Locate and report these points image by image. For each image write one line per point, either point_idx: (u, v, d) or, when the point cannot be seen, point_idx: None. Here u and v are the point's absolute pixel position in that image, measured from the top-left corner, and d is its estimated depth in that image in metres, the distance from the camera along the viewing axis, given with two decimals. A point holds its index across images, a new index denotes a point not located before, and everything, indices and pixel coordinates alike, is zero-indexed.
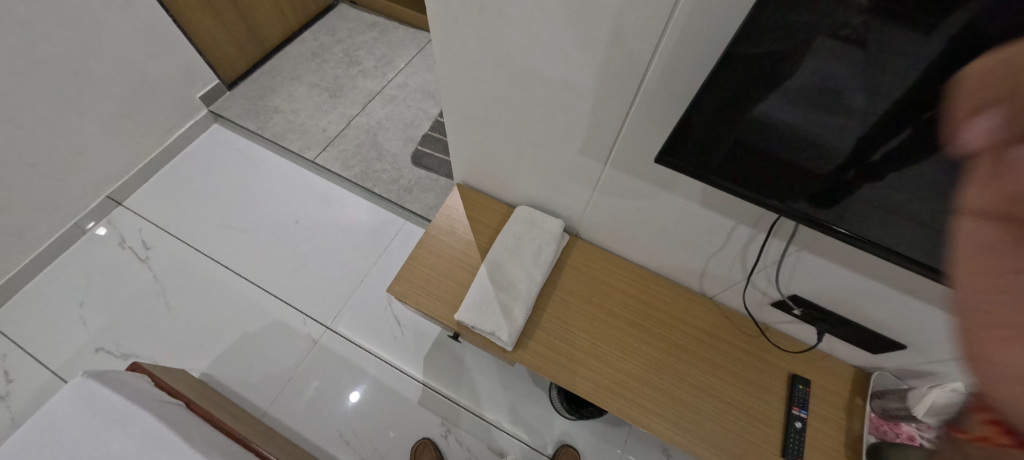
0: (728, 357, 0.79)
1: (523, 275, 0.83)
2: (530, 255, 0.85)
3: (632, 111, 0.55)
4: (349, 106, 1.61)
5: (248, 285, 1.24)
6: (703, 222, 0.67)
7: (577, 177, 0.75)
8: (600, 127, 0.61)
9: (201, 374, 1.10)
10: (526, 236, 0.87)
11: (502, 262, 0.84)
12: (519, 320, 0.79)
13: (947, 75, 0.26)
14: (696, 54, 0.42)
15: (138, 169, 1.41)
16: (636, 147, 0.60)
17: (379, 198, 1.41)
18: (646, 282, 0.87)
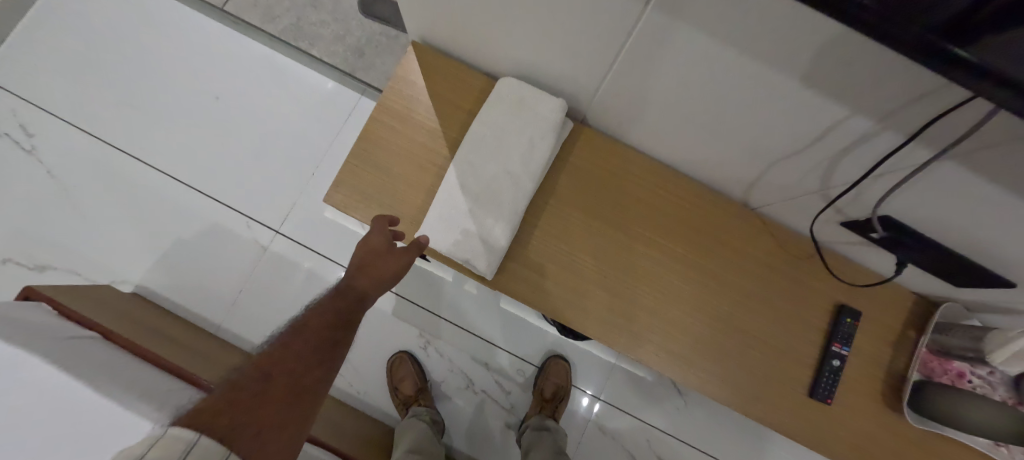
0: (764, 283, 0.63)
1: (506, 182, 0.60)
2: (517, 153, 0.61)
3: None
4: None
5: (171, 182, 1.00)
6: (790, 112, 0.41)
7: (590, 33, 0.46)
8: None
9: (139, 287, 0.95)
10: (511, 126, 0.61)
11: (477, 165, 0.61)
12: (501, 242, 0.60)
13: None
14: None
15: None
16: None
17: (322, 64, 1.06)
18: (673, 189, 0.65)
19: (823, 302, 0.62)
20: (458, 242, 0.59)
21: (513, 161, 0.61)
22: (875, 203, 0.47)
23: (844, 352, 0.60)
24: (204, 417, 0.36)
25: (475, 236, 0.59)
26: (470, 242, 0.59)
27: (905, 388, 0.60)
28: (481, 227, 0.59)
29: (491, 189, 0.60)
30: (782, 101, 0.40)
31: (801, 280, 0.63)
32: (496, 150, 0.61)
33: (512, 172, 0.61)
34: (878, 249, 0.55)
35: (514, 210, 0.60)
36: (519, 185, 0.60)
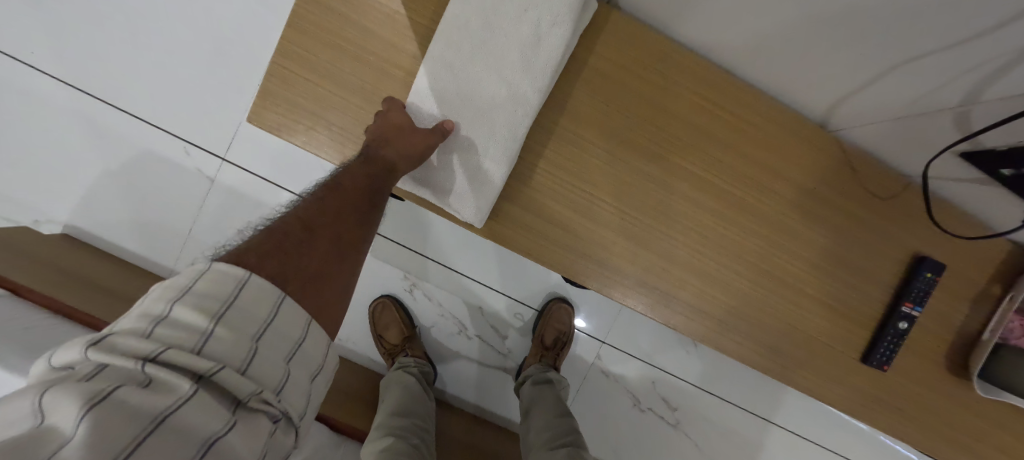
0: (828, 229, 0.50)
1: (502, 98, 0.44)
2: (518, 51, 0.43)
3: None
4: None
5: (75, 95, 0.79)
6: None
7: None
8: None
9: (73, 228, 0.82)
10: (506, 9, 0.42)
11: (459, 73, 0.43)
12: (494, 179, 0.45)
13: None
14: None
15: None
16: None
17: None
18: (727, 103, 0.48)
19: (897, 253, 0.50)
20: (437, 178, 0.46)
21: (510, 66, 0.43)
22: None
23: (916, 312, 0.49)
24: (253, 255, 0.33)
25: (459, 173, 0.45)
26: (453, 182, 0.45)
27: (977, 355, 0.50)
28: (465, 162, 0.45)
29: (480, 107, 0.44)
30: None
31: (875, 225, 0.50)
32: (488, 50, 0.43)
33: (510, 81, 0.43)
34: (1002, 190, 0.41)
35: (512, 139, 0.44)
36: (518, 101, 0.44)
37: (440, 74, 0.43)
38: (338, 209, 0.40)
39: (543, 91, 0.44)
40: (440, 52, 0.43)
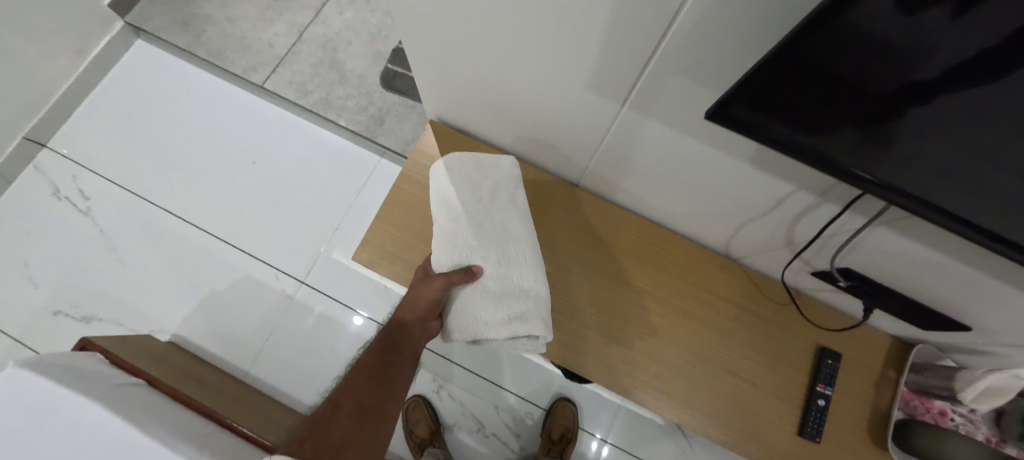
0: (749, 328, 0.69)
1: (507, 233, 0.63)
2: (506, 201, 0.65)
3: (670, 37, 0.36)
4: (300, 11, 1.35)
5: (206, 237, 1.10)
6: (750, 185, 0.50)
7: (585, 126, 0.57)
8: (621, 55, 0.41)
9: (173, 337, 1.03)
10: (478, 189, 0.64)
11: (467, 234, 0.61)
12: (540, 291, 0.61)
13: None
14: None
15: (48, 108, 1.20)
16: (679, 91, 0.42)
17: (345, 130, 1.21)
18: (663, 242, 0.73)
19: (805, 344, 0.68)
20: (494, 303, 0.59)
21: (500, 216, 0.63)
22: (832, 257, 0.55)
23: (828, 391, 0.64)
24: (292, 447, 0.49)
25: (506, 298, 0.60)
26: (511, 303, 0.60)
27: (888, 427, 0.64)
28: (511, 290, 0.60)
29: (496, 245, 0.61)
30: (741, 179, 0.50)
31: (787, 323, 0.69)
32: (478, 211, 0.62)
33: (504, 223, 0.63)
34: (846, 294, 0.62)
35: (530, 258, 0.62)
36: (522, 235, 0.63)
37: (449, 246, 0.60)
38: (357, 386, 0.57)
39: (529, 224, 0.65)
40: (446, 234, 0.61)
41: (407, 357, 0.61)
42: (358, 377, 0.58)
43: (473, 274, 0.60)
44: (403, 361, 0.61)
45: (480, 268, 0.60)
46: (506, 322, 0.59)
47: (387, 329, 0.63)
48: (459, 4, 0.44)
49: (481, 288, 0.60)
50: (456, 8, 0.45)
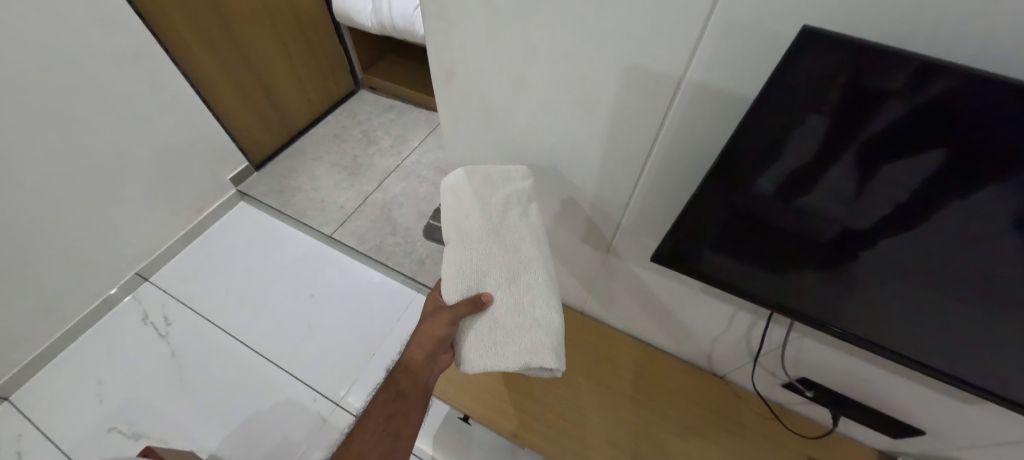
0: (726, 433, 0.90)
1: (517, 254, 0.69)
2: (516, 221, 0.71)
3: (645, 170, 0.69)
4: (365, 182, 1.87)
5: (263, 362, 1.30)
6: (710, 309, 0.79)
7: (594, 235, 0.89)
8: (617, 180, 0.74)
9: (209, 456, 1.14)
10: (488, 213, 0.70)
11: (476, 258, 0.68)
12: (547, 317, 0.66)
13: (908, 199, 0.45)
14: (705, 124, 0.57)
15: (163, 249, 1.69)
16: (657, 198, 0.73)
17: (391, 269, 1.52)
18: (654, 361, 1.02)
19: (779, 449, 0.86)
20: (503, 333, 0.66)
21: (512, 237, 0.70)
22: (789, 366, 0.79)
23: None
24: None
25: (515, 329, 0.66)
26: (523, 328, 0.66)
27: None
28: (523, 319, 0.66)
29: (507, 266, 0.68)
30: (702, 305, 0.80)
31: (762, 432, 0.89)
32: (489, 234, 0.69)
33: (514, 242, 0.70)
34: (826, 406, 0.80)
35: (541, 281, 0.68)
36: (531, 259, 0.69)
37: (459, 275, 0.67)
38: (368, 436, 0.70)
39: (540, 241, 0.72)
40: (458, 258, 0.68)
41: (412, 405, 0.73)
42: (370, 427, 0.71)
43: (484, 302, 0.67)
44: (409, 408, 0.73)
45: (491, 295, 0.67)
46: (521, 346, 0.65)
47: (395, 378, 0.75)
48: (528, 157, 0.81)
49: (488, 318, 0.67)
50: (527, 160, 0.82)
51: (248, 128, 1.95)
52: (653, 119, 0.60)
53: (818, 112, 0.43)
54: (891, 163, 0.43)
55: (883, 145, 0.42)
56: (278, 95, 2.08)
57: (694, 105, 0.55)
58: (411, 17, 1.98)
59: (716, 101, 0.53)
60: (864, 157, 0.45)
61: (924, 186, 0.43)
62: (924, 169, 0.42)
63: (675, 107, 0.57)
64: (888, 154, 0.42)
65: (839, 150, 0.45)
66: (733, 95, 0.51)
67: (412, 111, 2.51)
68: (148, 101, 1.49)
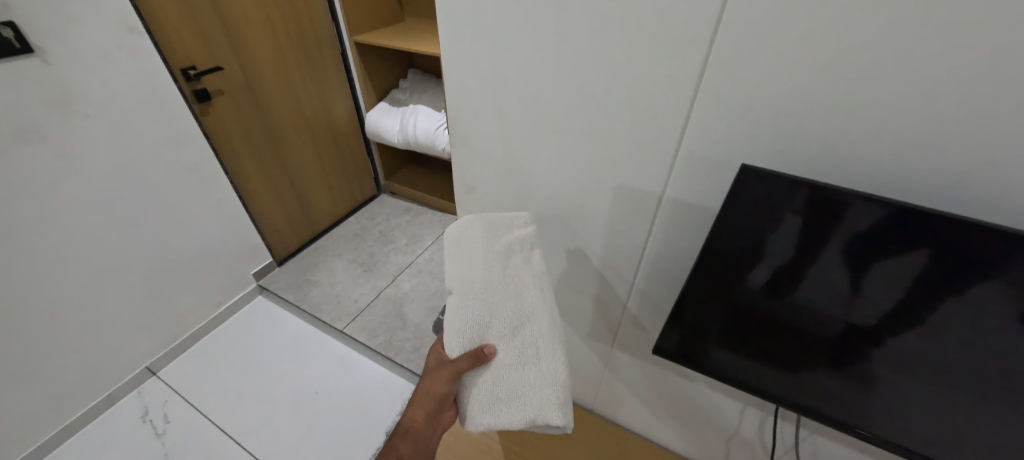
0: None
1: (521, 304, 0.78)
2: (515, 270, 0.80)
3: (645, 258, 0.86)
4: (379, 277, 2.22)
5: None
6: (726, 406, 0.96)
7: (605, 315, 1.03)
8: (620, 266, 0.91)
9: None
10: (490, 266, 0.77)
11: (479, 309, 0.75)
12: (549, 368, 0.74)
13: (864, 291, 0.63)
14: (690, 221, 0.76)
15: (178, 342, 1.84)
16: (658, 281, 0.89)
17: (397, 365, 1.74)
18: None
19: None
20: (510, 387, 0.74)
21: (514, 286, 0.78)
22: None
23: None
24: None
25: (522, 385, 0.74)
26: (528, 379, 0.74)
27: None
28: (530, 373, 0.74)
29: (511, 315, 0.76)
30: (719, 401, 0.98)
31: None
32: (490, 284, 0.76)
33: (517, 291, 0.78)
34: None
35: (544, 334, 0.77)
36: (532, 312, 0.78)
37: (462, 329, 0.74)
38: None
39: (541, 289, 0.80)
40: (460, 311, 0.75)
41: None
42: None
43: (486, 354, 0.74)
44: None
45: (493, 347, 0.75)
46: (528, 397, 0.73)
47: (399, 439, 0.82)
48: (550, 248, 0.99)
49: (495, 372, 0.74)
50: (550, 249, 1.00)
51: (277, 228, 2.24)
52: (644, 219, 0.80)
53: (793, 219, 0.63)
54: (848, 261, 0.62)
55: (840, 248, 0.61)
56: (310, 202, 2.41)
57: (677, 208, 0.75)
58: (434, 136, 2.30)
59: (693, 204, 0.73)
60: (826, 258, 0.64)
61: (874, 282, 0.62)
62: (877, 268, 0.60)
63: (662, 209, 0.77)
64: (857, 253, 0.61)
65: (809, 251, 0.65)
66: (708, 204, 0.71)
67: (427, 213, 2.76)
68: (198, 209, 1.79)
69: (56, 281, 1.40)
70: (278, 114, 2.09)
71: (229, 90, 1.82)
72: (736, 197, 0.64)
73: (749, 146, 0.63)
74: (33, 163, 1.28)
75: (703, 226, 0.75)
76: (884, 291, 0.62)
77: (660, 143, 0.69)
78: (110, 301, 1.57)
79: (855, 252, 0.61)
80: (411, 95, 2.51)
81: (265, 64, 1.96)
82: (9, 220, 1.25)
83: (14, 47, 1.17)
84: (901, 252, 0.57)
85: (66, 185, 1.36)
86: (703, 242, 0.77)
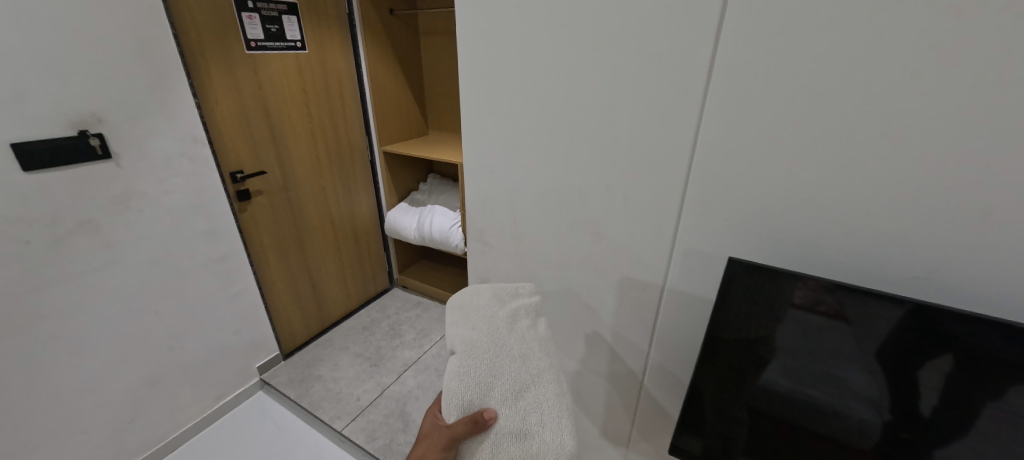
0: None
1: (526, 368, 0.79)
2: (516, 335, 0.84)
3: (658, 327, 1.06)
4: (385, 374, 2.18)
5: None
6: None
7: (627, 382, 1.17)
8: (636, 334, 1.10)
9: None
10: (495, 332, 0.82)
11: (480, 370, 0.76)
12: (552, 434, 0.73)
13: (865, 371, 0.73)
14: (693, 294, 0.98)
15: (167, 440, 1.75)
16: (671, 350, 1.06)
17: None
18: None
19: None
20: (509, 452, 0.72)
21: (521, 348, 0.82)
22: None
23: None
24: None
25: (522, 450, 0.72)
26: (529, 449, 0.72)
27: None
28: (531, 439, 0.73)
29: (514, 377, 0.77)
30: None
31: None
32: (494, 346, 0.80)
33: (522, 355, 0.81)
34: None
35: (549, 398, 0.77)
36: (535, 373, 0.79)
37: (462, 390, 0.74)
38: None
39: (546, 355, 0.84)
40: (459, 372, 0.76)
41: None
42: None
43: (485, 419, 0.73)
44: None
45: (493, 411, 0.74)
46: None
47: None
48: (576, 319, 1.20)
49: (494, 437, 0.73)
50: (577, 321, 1.20)
51: (289, 319, 2.27)
52: (654, 293, 1.03)
53: (792, 307, 0.76)
54: (846, 343, 0.73)
55: (837, 333, 0.73)
56: (326, 294, 2.49)
57: (683, 284, 0.99)
58: (449, 234, 2.45)
59: (697, 281, 0.97)
60: (827, 342, 0.75)
61: (872, 362, 0.72)
62: (872, 351, 0.71)
63: (669, 284, 1.00)
64: (851, 337, 0.72)
65: (811, 334, 0.76)
66: (709, 281, 0.95)
67: (436, 306, 2.80)
68: (218, 300, 1.86)
69: (66, 367, 1.42)
70: (306, 213, 2.27)
71: (268, 191, 2.04)
72: (738, 286, 0.79)
73: (729, 236, 0.89)
74: (82, 251, 1.41)
75: (702, 310, 0.98)
76: (882, 372, 0.71)
77: (662, 233, 0.96)
78: (112, 391, 1.56)
79: (883, 351, 0.70)
80: (430, 196, 2.75)
81: (302, 170, 2.20)
82: (40, 310, 1.34)
83: (94, 154, 1.38)
84: (931, 357, 0.67)
85: (105, 274, 1.47)
86: (705, 323, 0.99)
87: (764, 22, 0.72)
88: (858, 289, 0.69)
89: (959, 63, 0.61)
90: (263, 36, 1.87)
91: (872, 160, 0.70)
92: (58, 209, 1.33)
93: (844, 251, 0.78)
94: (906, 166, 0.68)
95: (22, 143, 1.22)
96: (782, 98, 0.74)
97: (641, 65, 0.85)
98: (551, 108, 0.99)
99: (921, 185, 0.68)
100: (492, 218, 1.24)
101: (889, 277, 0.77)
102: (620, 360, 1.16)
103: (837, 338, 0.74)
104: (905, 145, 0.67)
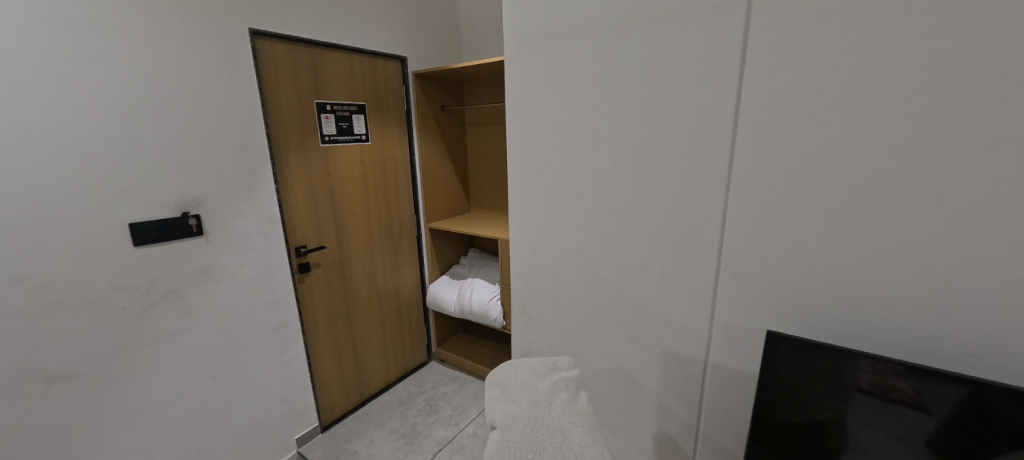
0: None
1: (568, 442, 0.77)
2: (557, 408, 0.85)
3: (705, 407, 1.01)
4: (418, 454, 2.10)
5: None
6: None
7: None
8: (683, 416, 1.05)
9: None
10: (534, 405, 0.85)
11: (521, 443, 0.77)
12: None
13: None
14: (740, 371, 0.95)
15: None
16: (723, 434, 0.99)
17: None
18: None
19: None
20: None
21: (561, 421, 0.81)
22: None
23: None
24: None
25: None
26: None
27: None
28: None
29: (556, 454, 0.75)
30: None
31: None
32: (535, 420, 0.82)
33: (562, 429, 0.80)
34: None
35: None
36: (576, 447, 0.76)
37: None
38: None
39: (588, 430, 0.82)
40: (500, 446, 0.76)
41: None
42: None
43: None
44: None
45: None
46: None
47: None
48: (619, 398, 1.16)
49: None
50: (619, 400, 1.16)
51: (331, 388, 2.30)
52: (698, 369, 1.01)
53: (852, 393, 0.72)
54: (917, 433, 0.68)
55: (903, 420, 0.68)
56: (367, 365, 2.53)
57: (727, 360, 0.96)
58: (488, 306, 2.50)
59: (743, 358, 0.94)
60: (896, 432, 0.69)
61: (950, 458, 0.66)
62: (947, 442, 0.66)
63: (713, 360, 0.98)
64: (920, 425, 0.67)
65: (876, 423, 0.71)
66: (755, 358, 0.93)
67: (473, 382, 2.75)
68: (271, 366, 1.97)
69: (128, 427, 1.52)
70: (357, 285, 2.43)
71: (325, 264, 2.23)
72: (786, 364, 0.78)
73: (770, 310, 0.90)
74: (166, 316, 1.59)
75: (748, 386, 0.94)
76: None
77: (701, 306, 0.98)
78: (163, 454, 1.62)
79: (957, 443, 0.65)
80: (471, 269, 2.87)
81: (358, 246, 2.41)
82: (119, 370, 1.49)
83: (190, 231, 1.62)
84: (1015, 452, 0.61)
85: (180, 338, 1.63)
86: (752, 402, 0.95)
87: (774, 119, 0.83)
88: (932, 371, 0.64)
89: (961, 150, 0.69)
90: (336, 131, 2.20)
91: (900, 236, 0.75)
92: (155, 279, 1.55)
93: (888, 323, 0.79)
94: (932, 241, 0.73)
95: (137, 222, 1.48)
96: (800, 182, 0.83)
97: (670, 153, 0.96)
98: (591, 191, 1.10)
99: (949, 259, 0.72)
100: (534, 291, 1.30)
101: (943, 353, 0.75)
102: (668, 444, 1.09)
103: (909, 426, 0.68)
104: (929, 221, 0.72)
